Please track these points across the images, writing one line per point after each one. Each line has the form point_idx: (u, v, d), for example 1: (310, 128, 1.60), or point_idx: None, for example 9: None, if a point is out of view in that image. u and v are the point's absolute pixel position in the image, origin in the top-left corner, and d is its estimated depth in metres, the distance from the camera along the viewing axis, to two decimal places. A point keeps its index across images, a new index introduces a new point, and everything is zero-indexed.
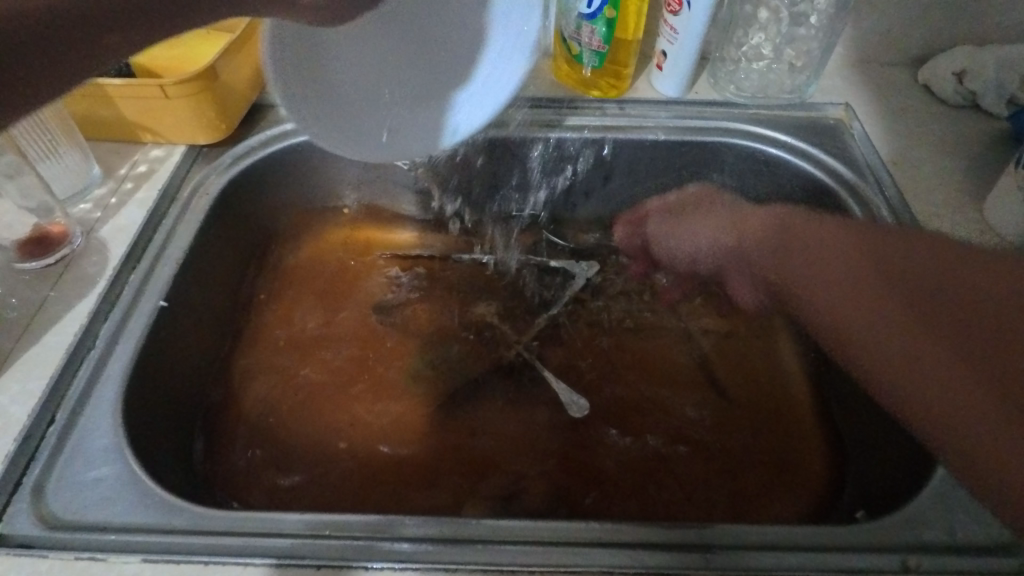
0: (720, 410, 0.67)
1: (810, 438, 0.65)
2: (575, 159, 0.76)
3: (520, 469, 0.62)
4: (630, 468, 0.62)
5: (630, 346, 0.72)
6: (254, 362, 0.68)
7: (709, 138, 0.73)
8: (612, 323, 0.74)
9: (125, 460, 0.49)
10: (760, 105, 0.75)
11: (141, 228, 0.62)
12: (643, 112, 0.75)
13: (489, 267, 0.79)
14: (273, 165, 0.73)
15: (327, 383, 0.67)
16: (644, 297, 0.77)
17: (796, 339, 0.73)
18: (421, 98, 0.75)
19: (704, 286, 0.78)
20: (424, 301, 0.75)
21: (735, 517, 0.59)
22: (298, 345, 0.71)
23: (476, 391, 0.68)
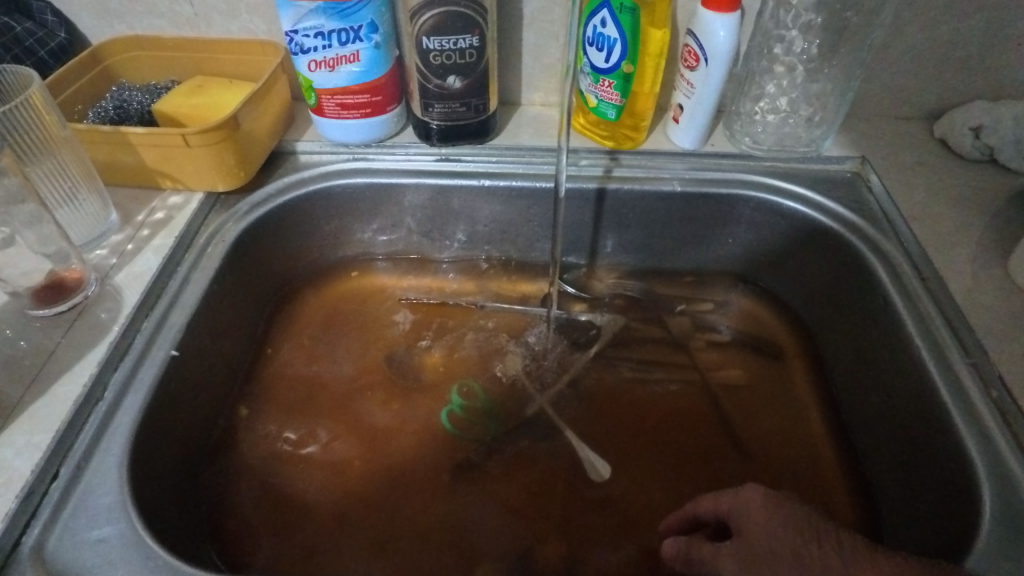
0: (739, 465, 0.66)
1: (836, 501, 0.63)
2: (590, 209, 0.76)
3: (535, 529, 0.61)
4: (649, 526, 0.61)
5: (647, 398, 0.71)
6: (264, 413, 0.67)
7: (726, 189, 0.73)
8: (627, 375, 0.73)
9: (129, 519, 0.47)
10: (776, 158, 0.75)
11: (157, 276, 0.62)
12: (658, 163, 0.75)
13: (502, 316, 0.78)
14: (292, 212, 0.73)
15: (337, 435, 0.66)
16: (659, 346, 0.76)
17: (817, 386, 0.72)
18: (438, 147, 0.75)
19: (719, 335, 0.77)
20: (436, 350, 0.75)
21: None
22: (309, 396, 0.69)
23: (490, 447, 0.66)
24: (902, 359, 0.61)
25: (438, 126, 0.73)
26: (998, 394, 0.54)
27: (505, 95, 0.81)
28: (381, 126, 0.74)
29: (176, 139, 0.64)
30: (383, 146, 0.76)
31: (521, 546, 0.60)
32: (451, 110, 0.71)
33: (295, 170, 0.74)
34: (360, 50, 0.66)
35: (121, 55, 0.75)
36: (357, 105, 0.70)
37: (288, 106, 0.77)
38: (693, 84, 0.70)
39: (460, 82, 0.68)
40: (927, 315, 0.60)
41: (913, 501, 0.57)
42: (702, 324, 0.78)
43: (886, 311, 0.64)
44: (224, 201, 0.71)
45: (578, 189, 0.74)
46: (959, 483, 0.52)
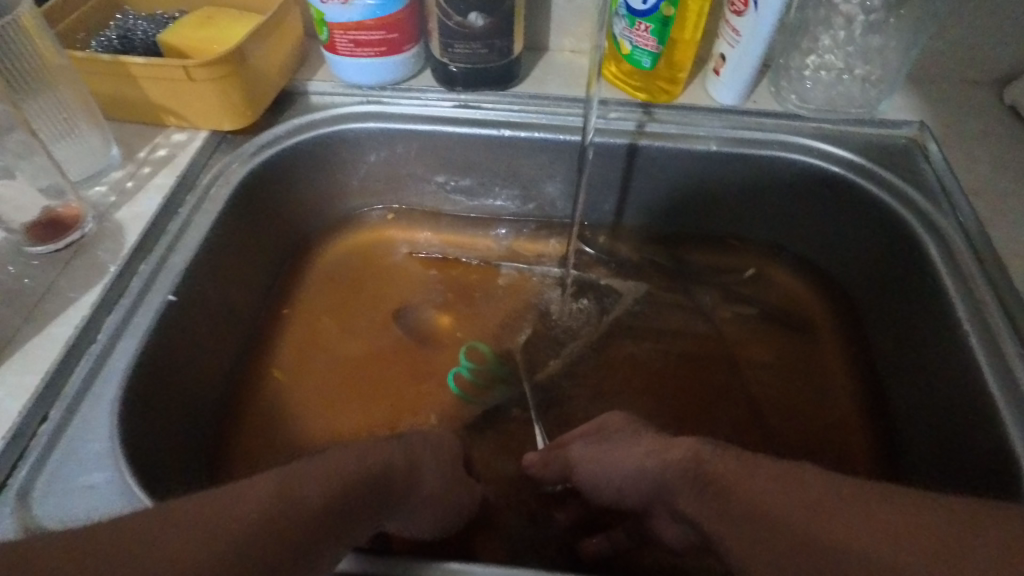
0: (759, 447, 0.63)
1: None
2: (618, 167, 0.71)
3: (539, 500, 0.58)
4: None
5: (665, 372, 0.68)
6: (268, 365, 0.65)
7: (767, 151, 0.67)
8: (645, 345, 0.69)
9: (118, 468, 0.45)
10: (825, 119, 0.69)
11: (157, 217, 0.59)
12: (695, 120, 0.69)
13: (517, 276, 0.74)
14: (303, 156, 0.70)
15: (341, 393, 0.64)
16: (682, 316, 0.72)
17: (849, 370, 0.68)
18: (459, 92, 0.70)
19: (747, 308, 0.73)
20: (447, 309, 0.71)
21: None
22: (313, 351, 0.67)
23: (496, 416, 0.63)
24: (948, 346, 0.56)
25: (458, 69, 0.68)
26: None
27: (533, 39, 0.75)
28: (397, 68, 0.69)
29: (178, 71, 0.60)
30: (400, 89, 0.71)
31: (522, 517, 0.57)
32: (473, 52, 0.65)
33: (307, 111, 0.70)
34: None
35: None
36: (372, 43, 0.66)
37: (301, 43, 0.73)
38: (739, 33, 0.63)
39: (483, 21, 0.62)
40: (982, 300, 0.55)
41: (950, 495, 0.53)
42: (730, 296, 0.74)
43: (935, 293, 0.58)
44: (230, 141, 0.67)
45: (605, 146, 0.69)
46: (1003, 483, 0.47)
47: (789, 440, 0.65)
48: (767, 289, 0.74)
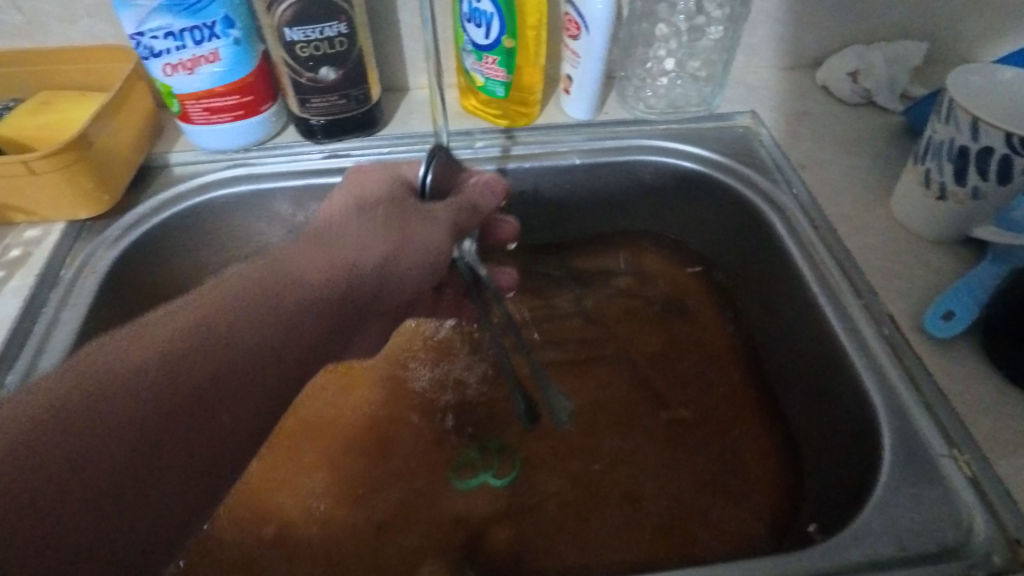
0: (643, 426, 0.67)
1: (742, 466, 0.63)
2: (491, 191, 0.74)
3: (438, 532, 0.61)
4: (557, 509, 0.62)
5: (563, 356, 0.74)
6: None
7: (625, 156, 0.72)
8: (537, 342, 0.75)
9: None
10: (670, 121, 0.75)
11: (18, 323, 0.56)
12: (555, 137, 0.74)
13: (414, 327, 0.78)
14: (174, 231, 0.68)
15: (264, 472, 0.66)
16: (567, 308, 0.78)
17: (724, 326, 0.75)
18: (324, 143, 0.71)
19: (633, 285, 0.79)
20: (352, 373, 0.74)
21: (663, 555, 0.58)
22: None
23: (388, 453, 0.67)
24: (801, 303, 0.62)
25: (319, 122, 0.68)
26: (888, 330, 0.56)
27: (389, 82, 0.77)
28: (257, 129, 0.69)
29: (17, 167, 0.57)
30: (264, 149, 0.71)
31: (463, 540, 0.61)
32: (331, 103, 0.66)
33: (169, 184, 0.69)
34: (219, 48, 0.61)
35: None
36: (225, 109, 0.65)
37: (154, 115, 0.71)
38: (591, 67, 0.69)
39: (334, 74, 0.64)
40: (824, 265, 0.61)
41: (831, 451, 0.57)
42: (614, 281, 0.80)
43: (781, 262, 0.65)
44: (91, 227, 0.64)
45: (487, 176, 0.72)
46: (861, 424, 0.53)
47: (670, 404, 0.69)
48: (644, 258, 0.81)
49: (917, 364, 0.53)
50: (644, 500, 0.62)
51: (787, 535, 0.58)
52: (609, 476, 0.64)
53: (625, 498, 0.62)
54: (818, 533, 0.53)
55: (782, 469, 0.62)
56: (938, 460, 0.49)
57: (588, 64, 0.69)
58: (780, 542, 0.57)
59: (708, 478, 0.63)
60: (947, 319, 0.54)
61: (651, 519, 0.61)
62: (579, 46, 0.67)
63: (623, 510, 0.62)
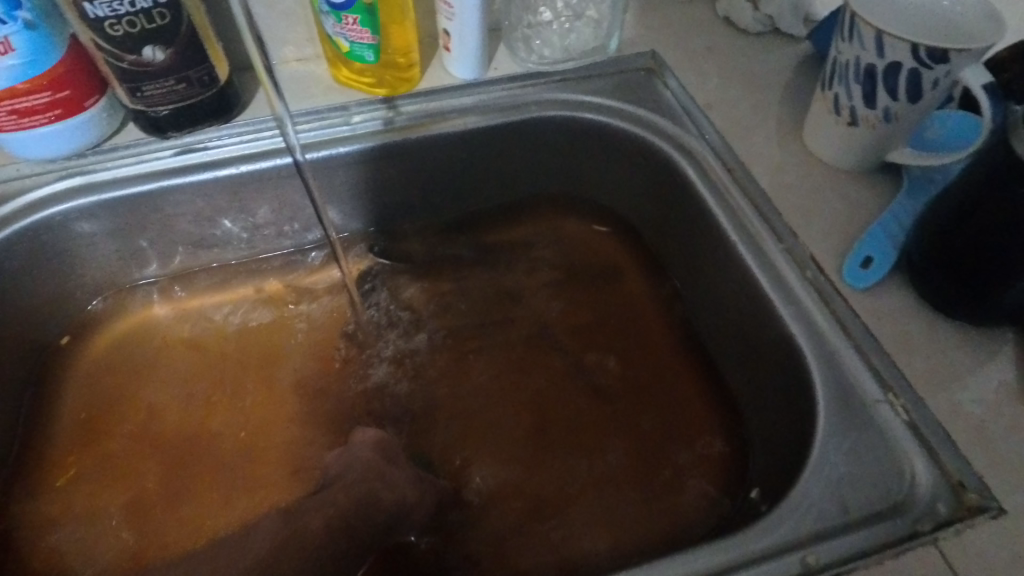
0: (573, 407, 0.64)
1: (680, 435, 0.61)
2: (378, 170, 0.66)
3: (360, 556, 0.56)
4: (489, 511, 0.58)
5: (482, 342, 0.68)
6: (59, 513, 0.59)
7: (522, 114, 0.66)
8: (454, 329, 0.69)
9: None
10: (566, 72, 0.68)
11: None
12: (441, 102, 0.66)
13: (315, 328, 0.70)
14: (3, 263, 0.58)
15: (157, 514, 0.59)
16: (482, 289, 0.72)
17: (650, 286, 0.71)
18: (176, 137, 0.61)
19: (550, 255, 0.74)
20: (248, 388, 0.66)
21: (605, 545, 0.55)
22: (110, 480, 0.61)
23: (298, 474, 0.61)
24: (721, 254, 0.58)
25: (162, 112, 0.58)
26: (813, 274, 0.52)
27: (244, 59, 0.66)
28: (87, 129, 0.58)
29: None
30: (103, 152, 0.61)
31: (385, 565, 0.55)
32: (169, 89, 0.56)
33: None
34: (9, 36, 0.49)
35: None
36: (39, 109, 0.54)
37: None
38: (469, 18, 0.61)
39: (163, 53, 0.54)
40: (741, 211, 0.57)
41: (765, 409, 0.54)
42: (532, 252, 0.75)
43: (696, 212, 0.61)
44: None
45: (372, 153, 0.64)
46: (792, 382, 0.50)
47: (600, 379, 0.65)
48: (561, 224, 0.75)
49: (844, 309, 0.50)
50: (582, 488, 0.59)
51: (732, 501, 0.56)
52: (543, 467, 0.60)
53: (562, 488, 0.59)
54: (759, 498, 0.51)
55: (720, 431, 0.60)
56: (874, 406, 0.46)
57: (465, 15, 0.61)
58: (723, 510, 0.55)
59: (645, 454, 0.60)
60: (865, 266, 0.51)
61: (589, 507, 0.57)
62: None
63: (561, 502, 0.58)
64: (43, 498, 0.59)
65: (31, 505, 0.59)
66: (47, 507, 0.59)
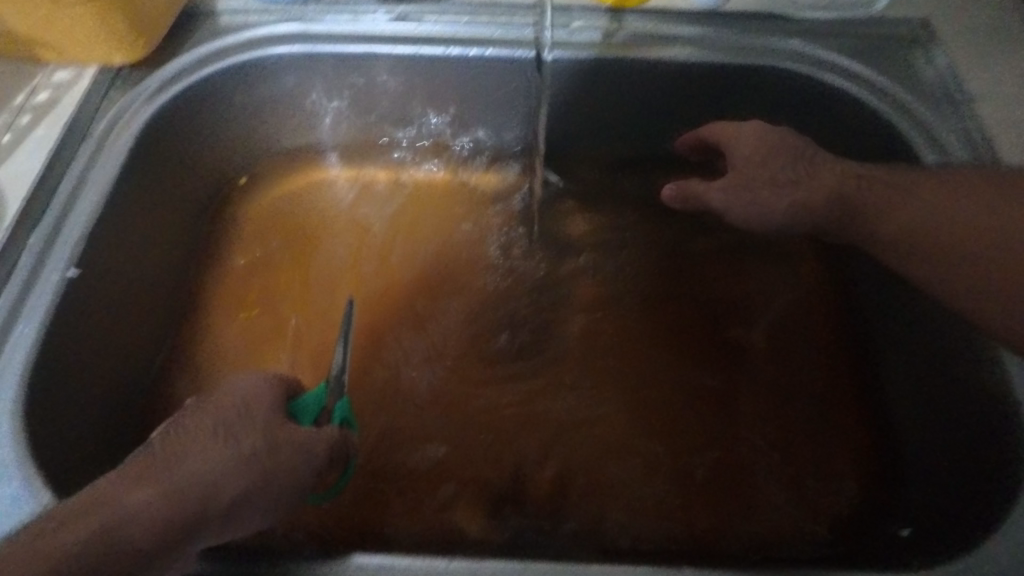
0: (717, 381, 0.60)
1: (828, 440, 0.57)
2: (583, 83, 0.62)
3: (483, 464, 0.56)
4: (614, 459, 0.56)
5: (637, 289, 0.65)
6: (207, 338, 0.60)
7: (753, 61, 0.59)
8: (612, 269, 0.66)
9: (24, 476, 0.39)
10: (814, 22, 0.60)
11: (41, 179, 0.50)
12: (670, 26, 0.60)
13: (475, 229, 0.68)
14: (216, 90, 0.59)
15: (296, 363, 0.59)
16: (648, 233, 0.68)
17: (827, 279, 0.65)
18: (392, 5, 0.60)
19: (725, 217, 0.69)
20: (400, 271, 0.65)
21: (731, 530, 0.53)
22: (260, 317, 0.61)
23: (428, 362, 0.60)
24: None
25: None
26: None
27: None
28: None
29: None
30: (325, 5, 0.60)
31: (507, 477, 0.55)
32: None
33: (213, 34, 0.59)
34: None
35: None
36: None
37: None
38: None
39: None
40: None
41: (945, 443, 0.50)
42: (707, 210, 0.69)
43: None
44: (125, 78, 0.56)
45: (587, 65, 0.60)
46: (1002, 434, 0.44)
47: (753, 363, 0.61)
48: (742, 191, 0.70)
49: None
50: (713, 464, 0.56)
51: (873, 524, 0.53)
52: (676, 433, 0.57)
53: (692, 461, 0.56)
54: (924, 537, 0.47)
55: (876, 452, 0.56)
56: None
57: None
58: (863, 530, 0.53)
59: (786, 448, 0.57)
60: None
61: (717, 485, 0.55)
62: None
63: (690, 473, 0.55)
64: (197, 319, 0.61)
65: (182, 326, 0.60)
66: (196, 332, 0.60)
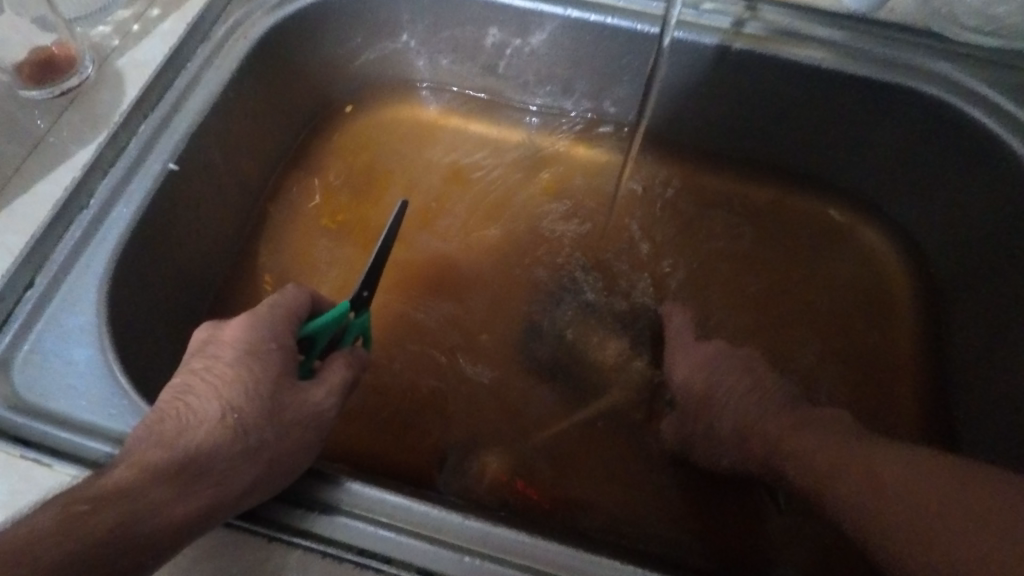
0: None
1: None
2: (705, 69, 0.58)
3: (518, 429, 0.55)
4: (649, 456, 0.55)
5: (713, 297, 0.63)
6: (284, 249, 0.62)
7: (895, 79, 0.54)
8: (692, 272, 0.64)
9: (102, 346, 0.43)
10: (978, 47, 0.54)
11: (161, 70, 0.52)
12: (808, 24, 0.56)
13: (559, 198, 0.67)
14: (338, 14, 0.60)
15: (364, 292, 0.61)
16: (736, 244, 0.65)
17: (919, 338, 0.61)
18: None
19: (821, 250, 0.65)
20: (478, 225, 0.65)
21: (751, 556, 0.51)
22: (337, 242, 0.63)
23: (486, 319, 0.60)
24: None
25: None
26: None
27: None
28: None
29: None
30: None
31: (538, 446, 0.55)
32: None
33: None
34: None
35: None
36: None
37: None
38: None
39: None
40: None
41: None
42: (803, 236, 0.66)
43: None
44: None
45: (710, 52, 0.56)
46: None
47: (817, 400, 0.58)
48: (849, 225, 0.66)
49: None
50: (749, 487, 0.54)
51: None
52: None
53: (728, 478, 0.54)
54: None
55: None
56: None
57: None
58: None
59: None
60: None
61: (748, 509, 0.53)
62: None
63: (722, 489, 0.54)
64: (279, 231, 0.63)
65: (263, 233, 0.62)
66: (275, 243, 0.62)
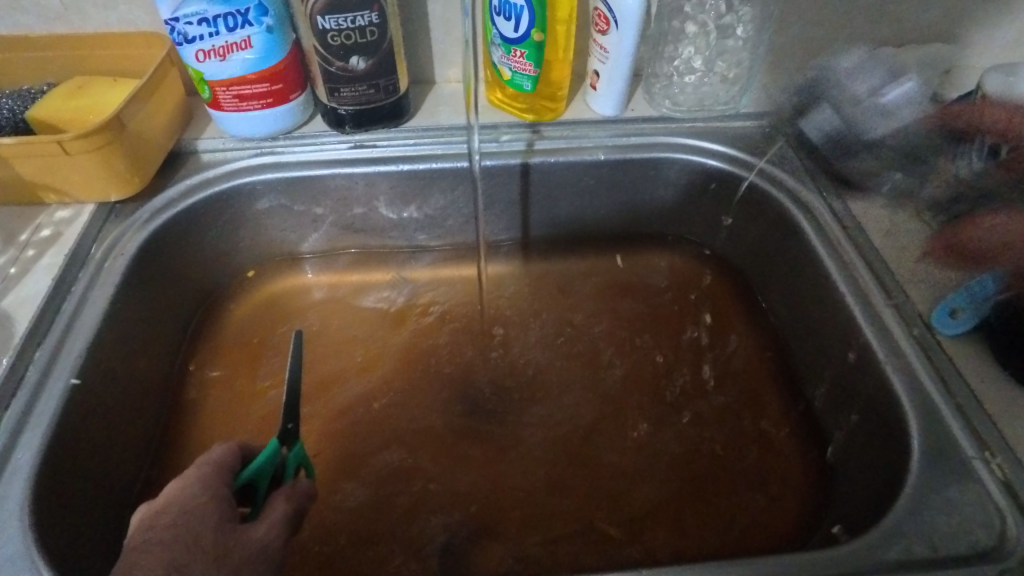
0: (662, 417, 0.67)
1: (766, 458, 0.63)
2: (519, 181, 0.73)
3: (459, 516, 0.59)
4: (577, 498, 0.61)
5: (586, 348, 0.73)
6: (195, 433, 0.64)
7: (650, 154, 0.72)
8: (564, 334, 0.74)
9: (36, 564, 0.43)
10: (697, 119, 0.74)
11: (46, 301, 0.56)
12: (581, 133, 0.74)
13: (437, 312, 0.76)
14: (201, 213, 0.69)
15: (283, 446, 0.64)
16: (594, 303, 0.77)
17: (750, 321, 0.74)
18: (351, 133, 0.71)
19: (656, 282, 0.79)
20: (374, 355, 0.72)
21: (688, 547, 0.57)
22: (246, 410, 0.67)
23: (404, 431, 0.66)
24: (830, 305, 0.61)
25: (348, 111, 0.69)
26: (920, 332, 0.55)
27: (417, 73, 0.77)
28: (287, 117, 0.69)
29: (51, 148, 0.57)
30: (292, 138, 0.71)
31: (481, 525, 0.59)
32: (361, 93, 0.67)
33: (197, 169, 0.69)
34: (251, 35, 0.61)
35: (19, 53, 0.69)
36: (256, 96, 0.65)
37: (185, 102, 0.72)
38: (621, 64, 0.69)
39: (364, 63, 0.64)
40: (853, 264, 0.60)
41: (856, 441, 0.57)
42: (640, 277, 0.80)
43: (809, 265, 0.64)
44: (120, 211, 0.65)
45: (517, 169, 0.72)
46: (890, 419, 0.52)
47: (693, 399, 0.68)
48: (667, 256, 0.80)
49: (943, 359, 0.53)
50: (666, 489, 0.61)
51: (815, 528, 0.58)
52: (631, 466, 0.63)
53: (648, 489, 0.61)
54: (854, 525, 0.52)
55: (810, 460, 0.62)
56: (968, 463, 0.48)
57: (617, 62, 0.68)
58: (809, 535, 0.57)
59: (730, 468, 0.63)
60: (954, 317, 0.54)
61: (672, 509, 0.60)
62: (611, 43, 0.67)
63: (646, 500, 0.61)
64: (186, 418, 0.65)
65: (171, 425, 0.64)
66: (185, 430, 0.64)
